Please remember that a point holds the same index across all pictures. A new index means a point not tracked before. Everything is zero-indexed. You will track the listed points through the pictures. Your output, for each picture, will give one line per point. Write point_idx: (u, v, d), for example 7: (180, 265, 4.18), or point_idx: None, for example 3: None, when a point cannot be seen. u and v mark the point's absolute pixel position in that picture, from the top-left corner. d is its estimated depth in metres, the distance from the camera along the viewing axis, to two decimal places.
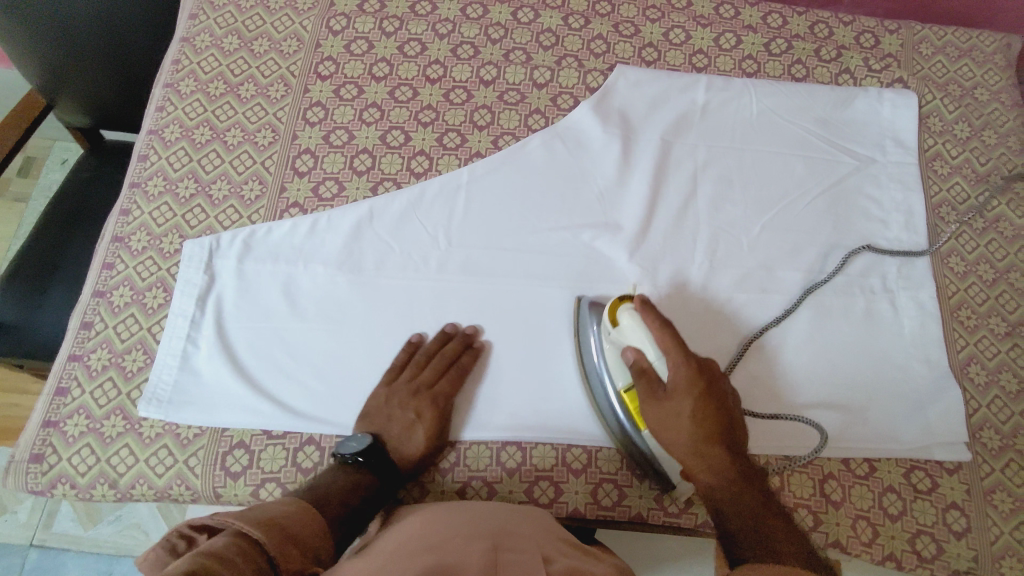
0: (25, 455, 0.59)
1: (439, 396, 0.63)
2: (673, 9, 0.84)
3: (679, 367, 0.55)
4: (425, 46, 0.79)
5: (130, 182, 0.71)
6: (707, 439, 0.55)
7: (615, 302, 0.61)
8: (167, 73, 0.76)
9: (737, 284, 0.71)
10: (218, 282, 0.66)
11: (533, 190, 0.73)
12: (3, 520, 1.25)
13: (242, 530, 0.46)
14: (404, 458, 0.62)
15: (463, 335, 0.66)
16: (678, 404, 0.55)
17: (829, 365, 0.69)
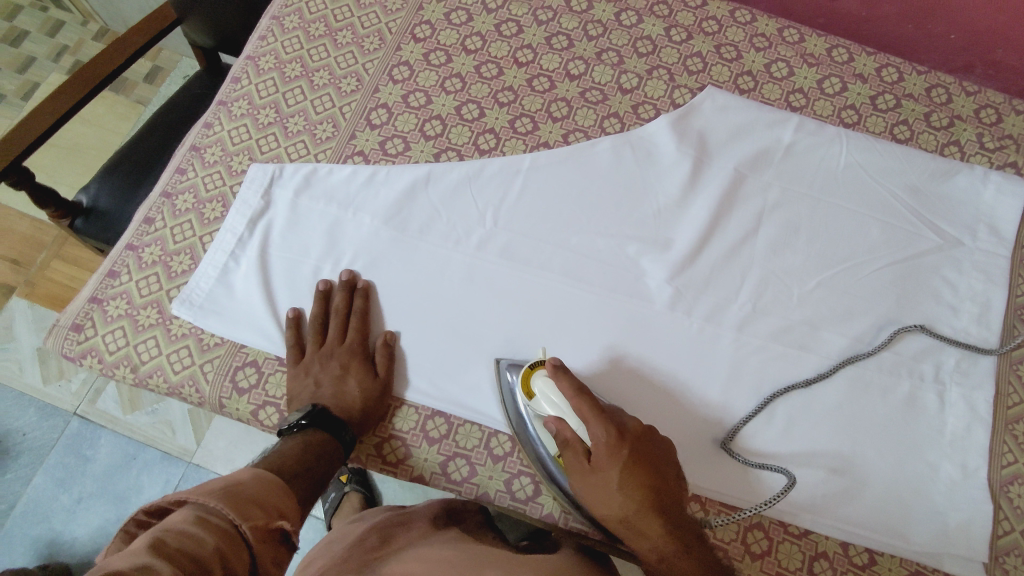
0: (67, 322, 0.64)
1: (353, 346, 0.65)
2: (782, 42, 0.80)
3: (602, 440, 0.56)
4: (521, 29, 0.79)
5: (219, 99, 0.75)
6: (642, 508, 0.56)
7: (527, 369, 0.62)
8: (277, 6, 0.80)
9: (774, 334, 0.68)
10: (271, 212, 0.69)
11: (589, 192, 0.72)
12: (59, 385, 1.37)
13: (202, 505, 0.46)
14: (351, 409, 0.62)
15: (343, 285, 0.66)
16: (607, 473, 0.56)
17: (849, 441, 0.65)
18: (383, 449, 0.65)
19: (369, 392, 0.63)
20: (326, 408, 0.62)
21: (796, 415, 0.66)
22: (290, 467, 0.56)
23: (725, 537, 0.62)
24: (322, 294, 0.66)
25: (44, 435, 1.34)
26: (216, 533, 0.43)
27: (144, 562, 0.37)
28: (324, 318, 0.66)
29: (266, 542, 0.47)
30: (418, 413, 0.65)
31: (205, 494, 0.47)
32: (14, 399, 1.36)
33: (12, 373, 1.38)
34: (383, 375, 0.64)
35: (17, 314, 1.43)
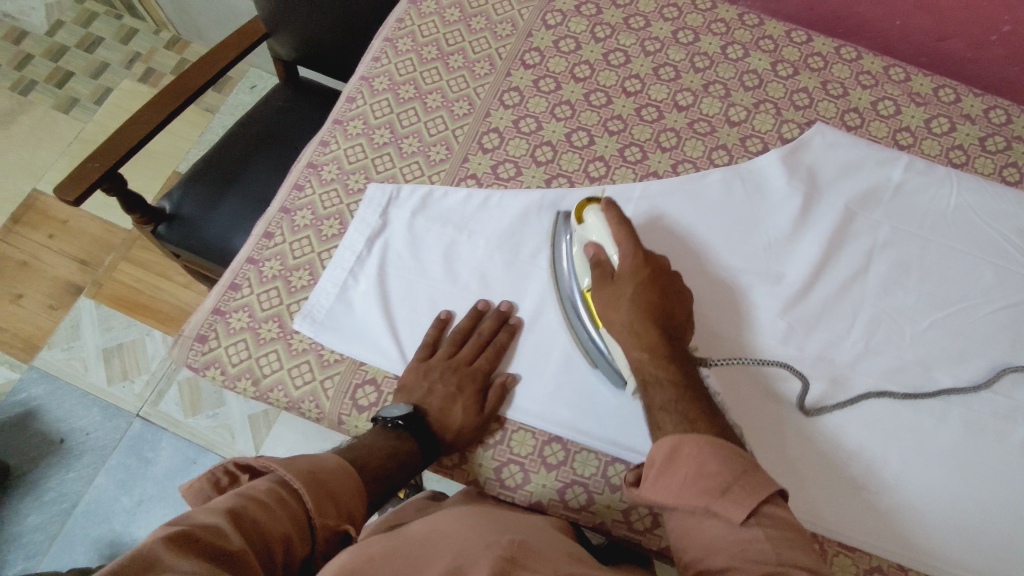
0: (192, 332, 0.66)
1: (478, 374, 0.65)
2: (888, 79, 0.80)
3: (630, 257, 0.63)
4: (629, 58, 0.80)
5: (333, 118, 0.76)
6: (645, 318, 0.61)
7: (582, 204, 0.68)
8: (389, 28, 0.81)
9: (887, 375, 0.68)
10: (390, 221, 0.71)
11: (700, 222, 0.73)
12: (122, 385, 1.39)
13: (285, 480, 0.50)
14: (445, 428, 0.62)
15: (496, 312, 0.67)
16: (624, 286, 0.63)
17: (962, 486, 0.64)
18: (502, 474, 0.64)
19: (469, 422, 0.62)
20: (424, 417, 0.62)
21: (909, 457, 0.65)
22: (371, 469, 0.57)
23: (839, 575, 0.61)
24: (475, 310, 0.67)
25: (106, 435, 1.35)
26: (286, 519, 0.47)
27: (217, 523, 0.42)
28: (467, 335, 0.67)
29: (328, 540, 0.50)
30: (535, 438, 0.65)
31: (293, 471, 0.51)
32: (78, 397, 1.38)
33: (77, 372, 1.40)
34: (489, 412, 0.63)
35: (83, 313, 1.45)
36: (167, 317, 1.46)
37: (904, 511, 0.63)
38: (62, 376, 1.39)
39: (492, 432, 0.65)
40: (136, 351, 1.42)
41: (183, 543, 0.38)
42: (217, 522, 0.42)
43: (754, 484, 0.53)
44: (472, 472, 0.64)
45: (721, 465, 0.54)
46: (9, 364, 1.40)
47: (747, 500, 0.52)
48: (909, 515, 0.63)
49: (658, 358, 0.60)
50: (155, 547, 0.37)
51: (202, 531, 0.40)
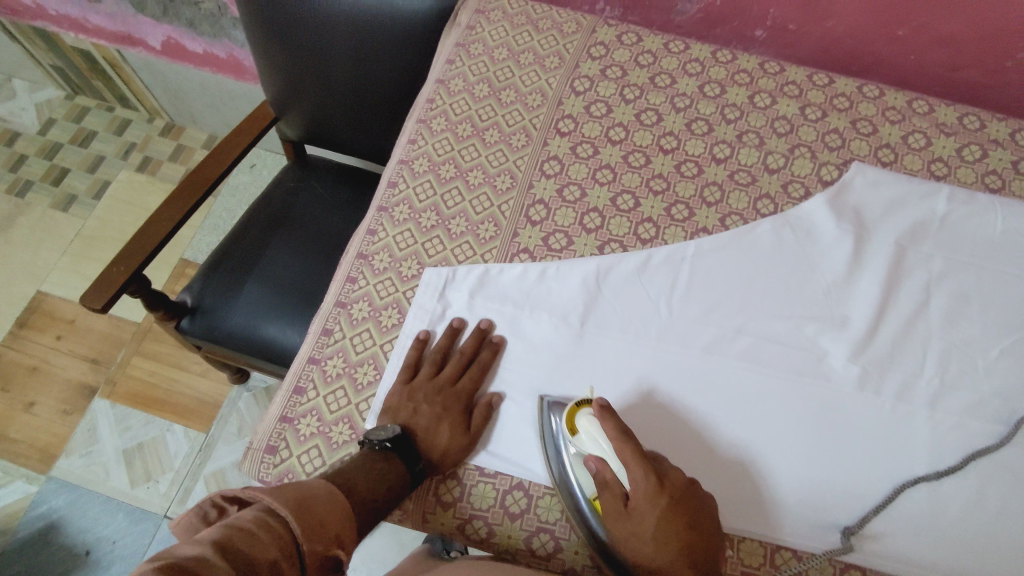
0: (261, 444, 0.63)
1: (461, 394, 0.64)
2: (914, 113, 0.82)
3: (640, 487, 0.54)
4: (661, 116, 0.81)
5: (378, 205, 0.76)
6: (675, 556, 0.53)
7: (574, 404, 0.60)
8: (420, 109, 0.82)
9: (966, 412, 0.67)
10: (433, 331, 0.68)
11: (756, 274, 0.72)
12: (146, 486, 1.33)
13: (272, 507, 0.47)
14: (432, 448, 0.61)
15: (475, 332, 0.67)
16: (641, 524, 0.54)
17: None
18: None
19: (455, 441, 0.61)
20: (411, 437, 0.61)
21: (1000, 502, 0.63)
22: (359, 493, 0.55)
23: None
24: (452, 330, 0.67)
25: (134, 542, 1.28)
26: (273, 547, 0.44)
27: (200, 552, 0.40)
28: (447, 355, 0.67)
29: (319, 567, 0.47)
30: None
31: (281, 499, 0.48)
32: (101, 504, 1.32)
33: (99, 477, 1.34)
34: (474, 430, 0.63)
35: (100, 415, 1.40)
36: (186, 409, 1.41)
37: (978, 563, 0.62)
38: (82, 484, 1.33)
39: None
40: (157, 448, 1.37)
41: None
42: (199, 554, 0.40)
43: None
44: (570, 560, 0.61)
45: None
46: (27, 477, 1.34)
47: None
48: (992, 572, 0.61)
49: None
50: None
51: (184, 563, 0.39)
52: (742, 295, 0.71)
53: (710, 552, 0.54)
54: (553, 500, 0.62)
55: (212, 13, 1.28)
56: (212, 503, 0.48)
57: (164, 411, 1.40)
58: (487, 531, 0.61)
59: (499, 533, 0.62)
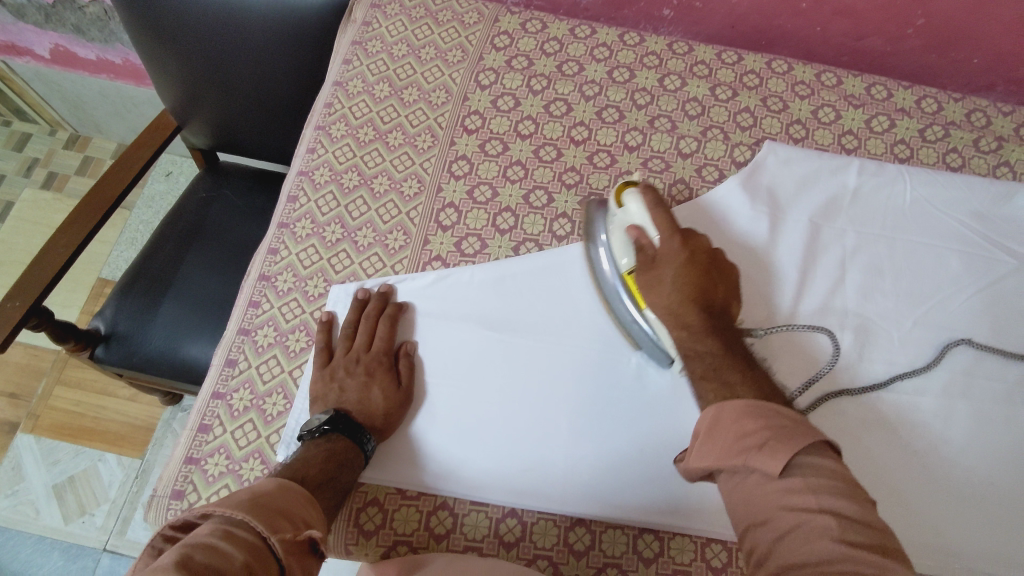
0: (166, 490, 0.59)
1: (380, 354, 0.64)
2: (822, 86, 0.82)
3: (668, 237, 0.61)
4: (571, 106, 0.78)
5: (278, 222, 0.71)
6: (687, 301, 0.59)
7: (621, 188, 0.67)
8: (318, 114, 0.77)
9: (885, 380, 0.68)
10: (338, 313, 0.67)
11: None
12: (82, 521, 1.27)
13: (230, 514, 0.46)
14: (373, 417, 0.60)
15: (377, 295, 0.66)
16: (663, 270, 0.61)
17: (982, 483, 0.65)
18: None
19: (391, 401, 0.61)
20: (347, 414, 0.60)
21: (932, 454, 0.66)
22: (313, 476, 0.54)
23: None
24: (357, 302, 0.66)
25: None
26: (242, 549, 0.43)
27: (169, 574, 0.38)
28: (355, 324, 0.65)
29: (295, 554, 0.46)
30: (557, 525, 0.61)
31: (236, 504, 0.46)
32: (33, 544, 1.25)
33: (28, 517, 1.27)
34: (406, 385, 0.63)
35: (24, 451, 1.32)
36: (117, 436, 1.34)
37: (920, 511, 0.63)
38: (11, 525, 1.26)
39: (513, 527, 0.60)
40: (89, 480, 1.30)
41: None
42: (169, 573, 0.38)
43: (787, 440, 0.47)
44: None
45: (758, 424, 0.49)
46: None
47: (783, 451, 0.47)
48: (920, 522, 0.63)
49: (702, 338, 0.58)
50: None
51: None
52: None
53: (725, 303, 0.61)
54: (479, 518, 0.61)
55: (99, 17, 1.19)
56: (164, 536, 0.46)
57: (93, 440, 1.33)
58: None
59: None
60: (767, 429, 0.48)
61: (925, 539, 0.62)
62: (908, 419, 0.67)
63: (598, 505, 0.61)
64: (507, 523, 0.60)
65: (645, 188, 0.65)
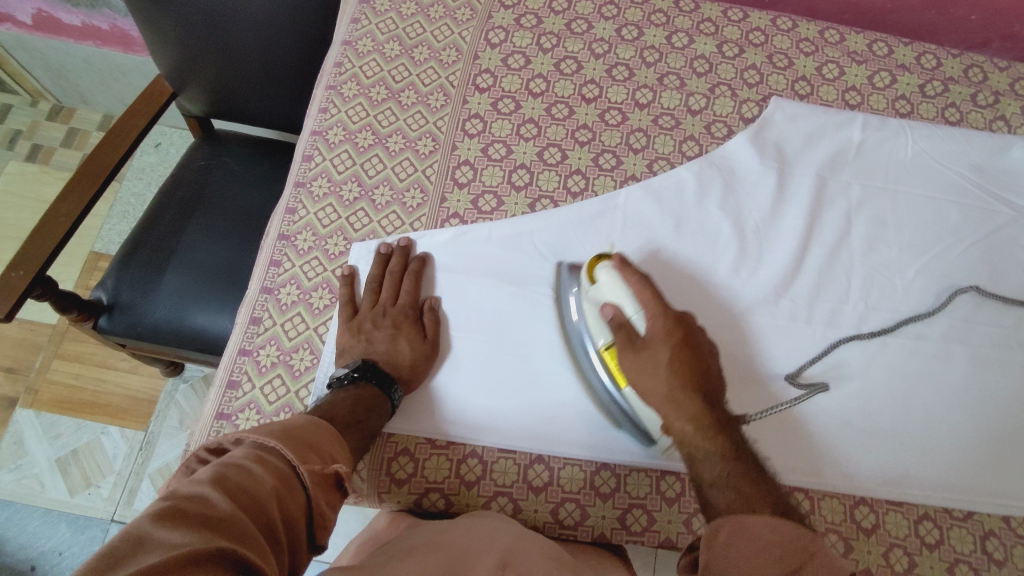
0: (199, 445, 0.61)
1: (406, 308, 0.65)
2: (826, 43, 0.83)
3: (658, 319, 0.59)
4: (581, 64, 0.79)
5: (294, 181, 0.72)
6: (681, 386, 0.58)
7: (593, 260, 0.64)
8: (328, 74, 0.77)
9: (881, 325, 0.71)
10: (360, 268, 0.68)
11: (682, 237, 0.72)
12: (88, 493, 1.27)
13: (262, 442, 0.47)
14: (400, 366, 0.62)
15: (399, 251, 0.67)
16: (656, 352, 0.59)
17: (969, 431, 0.68)
18: (559, 514, 0.62)
19: (418, 352, 0.63)
20: (375, 364, 0.61)
21: (927, 408, 0.68)
22: (342, 417, 0.56)
23: (833, 518, 0.65)
24: (380, 257, 0.67)
25: (81, 551, 1.23)
26: (272, 475, 0.45)
27: (204, 493, 0.40)
28: (380, 280, 0.67)
29: (322, 486, 0.48)
30: (583, 470, 0.63)
31: (269, 433, 0.48)
32: (41, 517, 1.25)
33: (34, 491, 1.27)
34: (431, 338, 0.64)
35: (25, 426, 1.31)
36: (119, 408, 1.34)
37: (915, 462, 0.66)
38: (16, 499, 1.26)
39: (540, 473, 0.63)
40: (94, 452, 1.30)
41: (171, 521, 0.37)
42: (203, 493, 0.40)
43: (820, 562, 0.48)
44: (531, 520, 0.62)
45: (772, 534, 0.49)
46: None
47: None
48: (890, 457, 0.66)
49: (704, 428, 0.57)
50: (141, 530, 0.36)
51: (187, 505, 0.39)
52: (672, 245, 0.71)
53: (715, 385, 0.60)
54: (507, 463, 0.63)
55: None
56: (197, 457, 0.48)
57: (95, 413, 1.33)
58: (444, 503, 0.61)
59: (457, 502, 0.62)
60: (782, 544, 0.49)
61: (903, 471, 0.66)
62: (905, 374, 0.69)
63: (623, 449, 0.63)
64: (535, 469, 0.62)
65: (618, 259, 0.62)
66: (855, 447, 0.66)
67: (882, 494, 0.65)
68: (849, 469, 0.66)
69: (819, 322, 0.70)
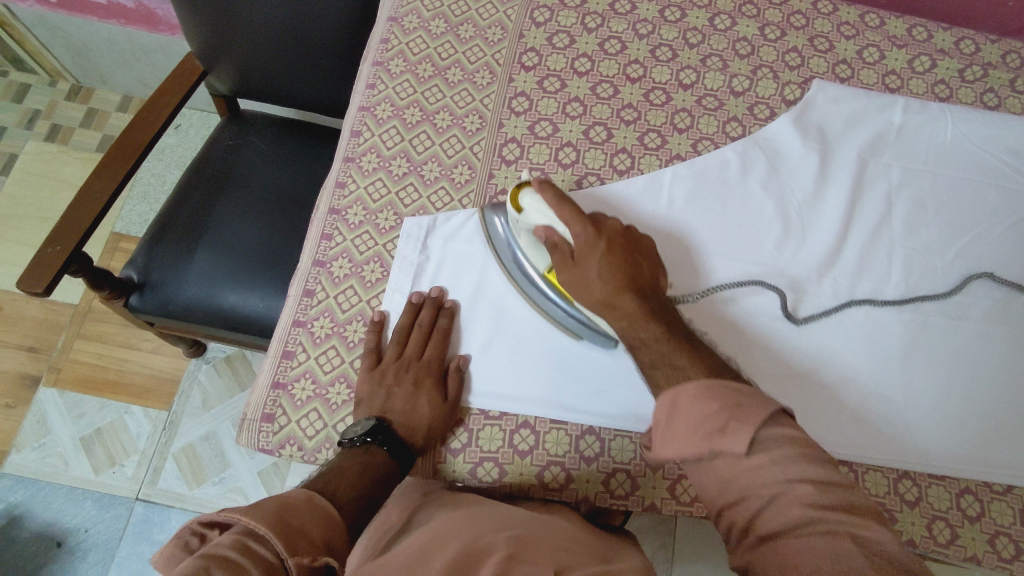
0: (256, 413, 0.62)
1: (431, 365, 0.64)
2: (867, 27, 0.84)
3: (583, 233, 0.61)
4: (625, 44, 0.79)
5: (344, 156, 0.73)
6: (616, 289, 0.59)
7: (514, 191, 0.65)
8: (375, 51, 0.78)
9: (902, 299, 0.71)
10: (405, 267, 0.67)
11: (721, 212, 0.72)
12: (112, 472, 1.28)
13: (251, 526, 0.45)
14: (415, 433, 0.61)
15: (431, 301, 0.66)
16: (585, 262, 0.61)
17: (977, 402, 0.69)
18: (610, 483, 0.62)
19: (437, 414, 0.61)
20: (389, 427, 0.60)
21: (957, 383, 0.69)
22: (346, 489, 0.54)
23: (878, 491, 0.65)
24: (411, 306, 0.65)
25: (107, 528, 1.24)
26: (258, 568, 0.42)
27: None
28: (408, 330, 0.65)
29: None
30: (633, 442, 0.63)
31: (260, 516, 0.45)
32: (66, 495, 1.26)
33: (58, 469, 1.27)
34: (452, 400, 0.62)
35: (48, 405, 1.32)
36: (142, 388, 1.34)
37: (947, 434, 0.67)
38: (40, 478, 1.27)
39: (591, 443, 0.63)
40: (118, 432, 1.30)
41: None
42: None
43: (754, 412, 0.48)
44: (582, 490, 0.62)
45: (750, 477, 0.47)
46: None
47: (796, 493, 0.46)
48: (893, 428, 0.67)
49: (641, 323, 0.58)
50: None
51: None
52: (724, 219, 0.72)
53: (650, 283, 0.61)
54: (560, 434, 0.63)
55: None
56: (191, 531, 0.45)
57: (117, 393, 1.34)
58: (498, 472, 0.62)
59: (510, 472, 0.62)
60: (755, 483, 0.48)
61: (905, 438, 0.67)
62: (920, 347, 0.70)
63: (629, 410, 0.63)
64: (587, 440, 0.63)
65: (539, 184, 0.64)
66: (859, 414, 0.67)
67: (883, 460, 0.66)
68: (898, 444, 0.67)
69: (837, 334, 0.70)
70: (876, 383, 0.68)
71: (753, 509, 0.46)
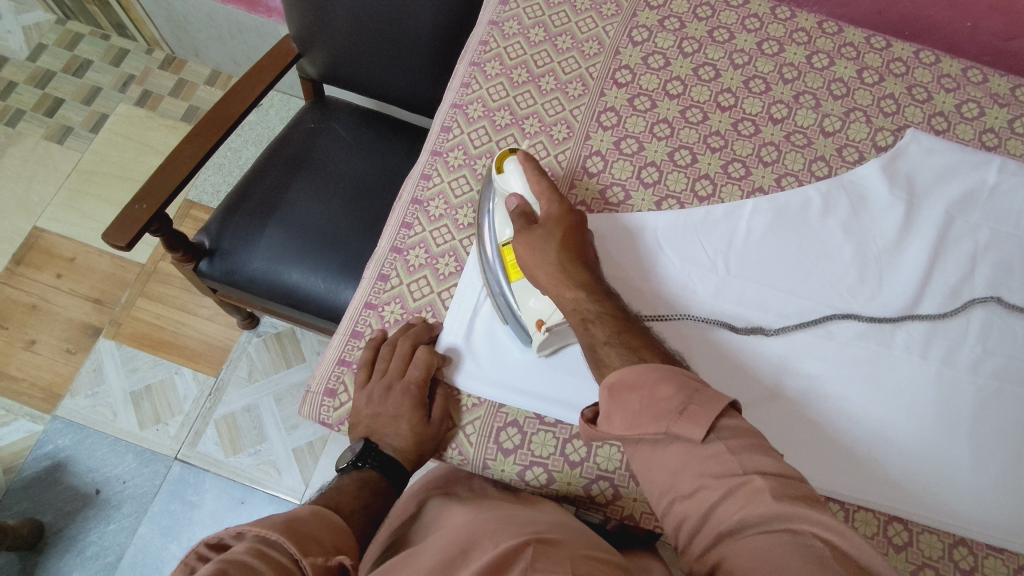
0: (320, 387, 0.65)
1: (412, 385, 0.62)
2: (969, 82, 0.82)
3: (551, 205, 0.64)
4: (718, 72, 0.80)
5: (432, 150, 0.74)
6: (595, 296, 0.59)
7: (503, 154, 0.68)
8: (473, 51, 0.80)
9: (977, 362, 0.69)
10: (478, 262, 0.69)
11: (791, 255, 0.71)
12: (156, 428, 1.32)
13: (263, 535, 0.45)
14: (407, 452, 0.62)
15: (423, 325, 0.65)
16: (547, 235, 0.62)
17: None
18: None
19: (422, 437, 0.61)
20: (378, 446, 0.63)
21: (1015, 453, 0.66)
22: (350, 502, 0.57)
23: (932, 554, 0.63)
24: (405, 326, 0.66)
25: (144, 483, 1.28)
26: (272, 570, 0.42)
27: None
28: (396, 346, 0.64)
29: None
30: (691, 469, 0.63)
31: (267, 525, 0.46)
32: (110, 445, 1.30)
33: (106, 419, 1.32)
34: (436, 420, 0.62)
35: (105, 355, 1.37)
36: (194, 352, 1.39)
37: (988, 504, 0.64)
38: (88, 425, 1.31)
39: None
40: (166, 391, 1.35)
41: None
42: None
43: (707, 403, 0.49)
44: (630, 507, 0.61)
45: (674, 388, 0.50)
46: (30, 416, 1.31)
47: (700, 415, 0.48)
48: (936, 487, 0.64)
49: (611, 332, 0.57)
50: None
51: None
52: (796, 259, 0.71)
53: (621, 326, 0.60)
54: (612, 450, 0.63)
55: None
56: (196, 554, 0.44)
57: (169, 353, 1.38)
58: (546, 478, 0.62)
59: (559, 480, 0.62)
60: (680, 394, 0.49)
61: (948, 499, 0.64)
62: (986, 411, 0.67)
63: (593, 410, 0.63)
64: None
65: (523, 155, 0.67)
66: (898, 467, 0.65)
67: (920, 516, 0.63)
68: (948, 508, 0.64)
69: (898, 388, 0.67)
70: (922, 437, 0.66)
71: (707, 504, 0.46)
